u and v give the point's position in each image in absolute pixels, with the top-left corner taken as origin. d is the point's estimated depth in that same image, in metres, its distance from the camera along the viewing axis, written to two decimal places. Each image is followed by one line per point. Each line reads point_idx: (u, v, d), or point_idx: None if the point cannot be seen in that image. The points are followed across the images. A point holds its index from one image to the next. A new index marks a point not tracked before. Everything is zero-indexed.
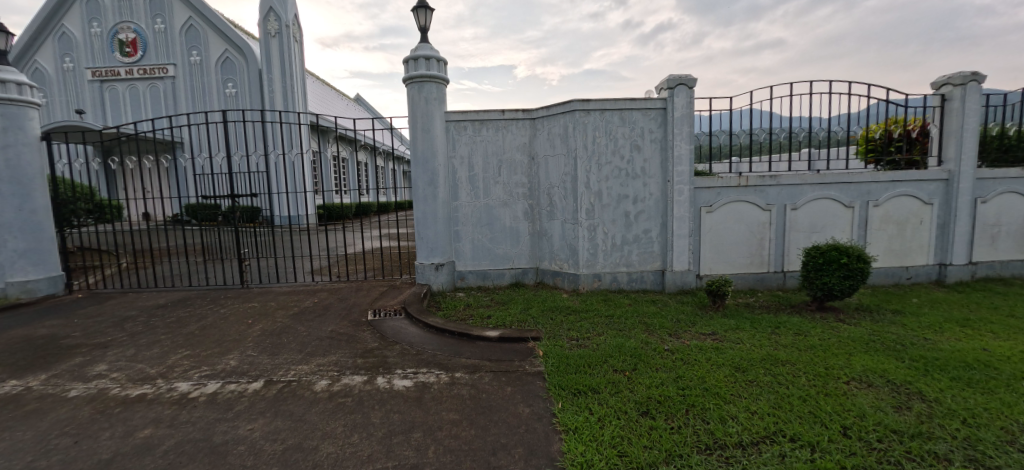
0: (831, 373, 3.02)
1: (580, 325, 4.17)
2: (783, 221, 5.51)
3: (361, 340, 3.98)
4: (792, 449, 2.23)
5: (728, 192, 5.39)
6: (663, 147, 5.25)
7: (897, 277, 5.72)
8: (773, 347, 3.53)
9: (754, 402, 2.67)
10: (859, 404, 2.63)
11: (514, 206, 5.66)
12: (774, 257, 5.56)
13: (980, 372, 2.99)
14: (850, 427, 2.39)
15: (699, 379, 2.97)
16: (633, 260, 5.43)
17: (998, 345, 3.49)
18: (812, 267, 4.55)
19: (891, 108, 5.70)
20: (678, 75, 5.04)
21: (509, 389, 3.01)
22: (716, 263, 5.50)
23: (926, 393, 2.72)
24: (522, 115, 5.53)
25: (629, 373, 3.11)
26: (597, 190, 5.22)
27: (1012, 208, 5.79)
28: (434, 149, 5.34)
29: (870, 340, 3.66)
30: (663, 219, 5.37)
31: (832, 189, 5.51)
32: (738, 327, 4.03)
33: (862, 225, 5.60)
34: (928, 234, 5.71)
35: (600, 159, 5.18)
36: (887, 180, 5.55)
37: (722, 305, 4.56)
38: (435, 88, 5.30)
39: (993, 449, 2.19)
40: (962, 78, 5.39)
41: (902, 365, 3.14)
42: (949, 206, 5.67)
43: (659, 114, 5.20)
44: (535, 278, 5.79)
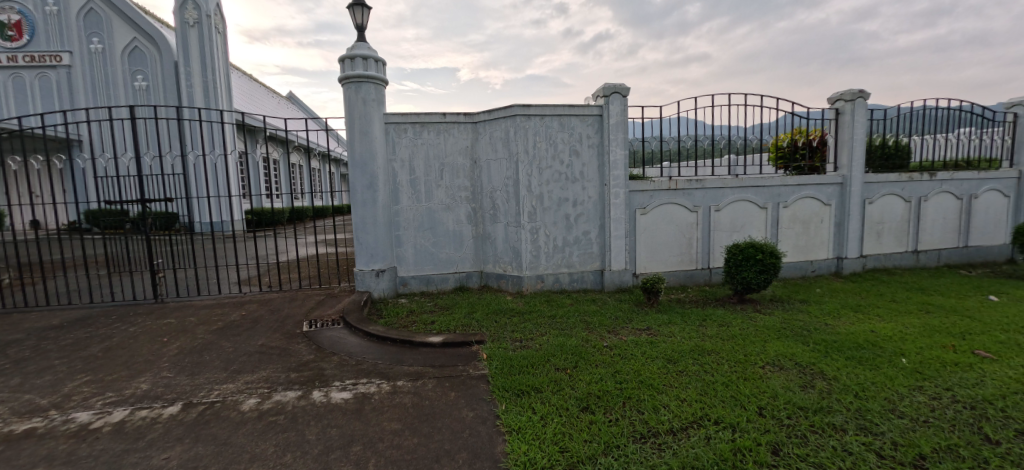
0: (750, 359, 3.31)
1: (523, 326, 4.24)
2: (709, 222, 5.95)
3: (295, 353, 3.78)
4: (716, 431, 2.42)
5: (659, 195, 5.73)
6: (600, 152, 5.48)
7: (803, 270, 6.37)
8: (701, 338, 3.81)
9: (683, 390, 2.86)
10: (773, 386, 2.90)
11: (456, 210, 5.64)
12: (700, 255, 5.99)
13: (869, 351, 3.42)
14: (765, 407, 2.64)
15: (635, 372, 3.14)
16: (575, 260, 5.60)
17: (883, 327, 4.00)
18: (733, 262, 4.96)
19: (796, 120, 6.36)
20: (613, 83, 5.29)
21: (452, 394, 2.99)
22: (650, 262, 5.82)
23: (826, 372, 3.06)
24: (464, 119, 5.53)
25: (570, 371, 3.21)
26: (539, 194, 5.35)
27: (892, 208, 6.67)
28: (373, 151, 5.19)
29: (782, 327, 4.06)
30: (602, 221, 5.59)
31: (749, 192, 6.04)
32: (670, 321, 4.30)
33: (774, 225, 6.19)
34: (828, 232, 6.43)
35: (541, 163, 5.31)
36: (793, 184, 6.19)
37: (656, 302, 4.83)
38: (373, 89, 5.16)
39: (878, 417, 2.51)
40: (852, 94, 6.13)
41: (807, 348, 3.51)
42: (844, 207, 6.41)
43: (596, 120, 5.43)
44: (480, 281, 5.81)
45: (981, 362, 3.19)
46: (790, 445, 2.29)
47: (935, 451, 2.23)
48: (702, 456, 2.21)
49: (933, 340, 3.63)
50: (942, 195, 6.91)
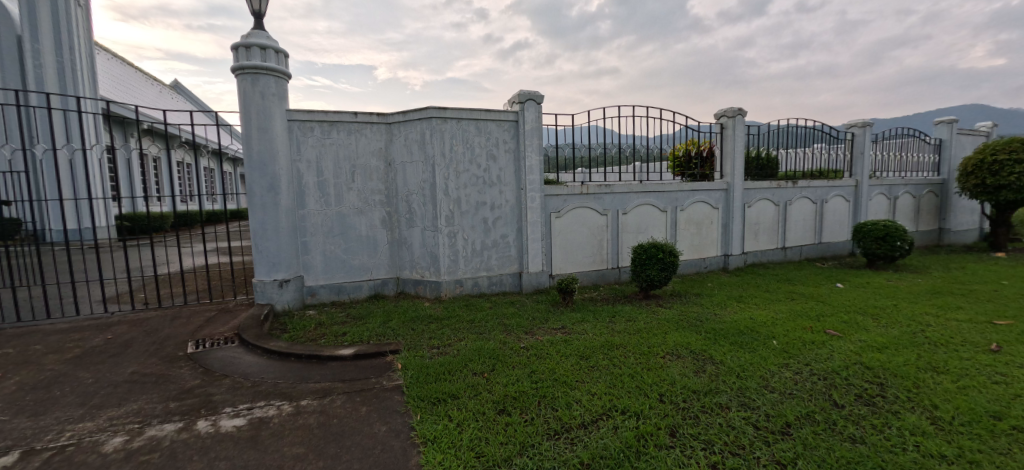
0: (653, 350, 3.58)
1: (441, 332, 4.16)
2: (617, 225, 6.35)
3: (177, 378, 3.33)
4: (622, 421, 2.57)
5: (572, 199, 5.99)
6: (516, 157, 5.58)
7: (697, 267, 7.06)
8: (610, 334, 4.04)
9: (594, 384, 3.00)
10: (672, 373, 3.16)
11: (370, 214, 5.38)
12: (610, 255, 6.36)
13: (749, 336, 3.88)
14: (664, 394, 2.86)
15: (550, 370, 3.23)
16: (493, 264, 5.64)
17: (760, 314, 4.56)
18: (638, 262, 5.34)
19: (688, 132, 7.08)
20: (528, 91, 5.44)
21: (364, 409, 2.84)
22: (564, 263, 6.05)
23: (715, 358, 3.41)
24: (377, 119, 5.30)
25: (487, 374, 3.21)
26: (456, 197, 5.31)
27: (766, 211, 7.67)
28: (274, 150, 4.77)
29: (680, 319, 4.46)
30: (519, 224, 5.70)
31: (651, 196, 6.55)
32: (583, 319, 4.51)
33: (673, 227, 6.78)
34: (717, 232, 7.20)
35: (457, 167, 5.28)
36: (688, 189, 6.84)
37: (570, 301, 5.03)
38: (273, 82, 4.74)
39: (756, 394, 2.85)
40: (733, 111, 6.94)
41: (700, 336, 3.89)
42: (729, 210, 7.23)
43: (512, 125, 5.52)
44: (396, 288, 5.60)
45: (832, 340, 3.78)
46: (685, 426, 2.50)
47: (798, 419, 2.58)
48: (610, 445, 2.33)
49: (797, 323, 4.22)
50: (802, 199, 8.10)
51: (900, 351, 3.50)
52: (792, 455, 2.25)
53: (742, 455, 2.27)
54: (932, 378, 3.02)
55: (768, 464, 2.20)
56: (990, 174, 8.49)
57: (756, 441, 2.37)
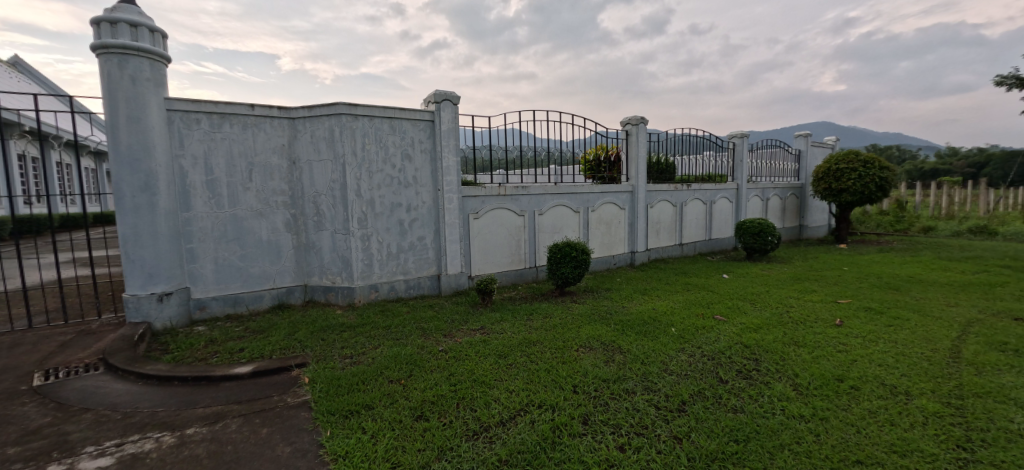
0: (567, 344, 3.73)
1: (354, 340, 3.94)
2: (533, 225, 6.52)
3: (19, 418, 2.76)
4: (539, 414, 2.64)
5: (490, 200, 6.03)
6: (432, 157, 5.47)
7: (607, 263, 7.51)
8: (527, 331, 4.13)
9: (512, 382, 3.05)
10: (584, 365, 3.32)
11: (271, 217, 4.93)
12: (527, 255, 6.51)
13: (652, 325, 4.21)
14: (577, 385, 3.00)
15: (469, 371, 3.22)
16: (410, 267, 5.47)
17: (662, 305, 4.97)
18: (554, 260, 5.53)
19: (598, 137, 7.50)
20: (444, 91, 5.37)
21: (264, 431, 2.59)
22: (483, 264, 6.07)
23: (623, 347, 3.65)
24: (277, 113, 4.87)
25: (404, 381, 3.11)
26: (369, 198, 5.07)
27: (665, 211, 8.40)
28: (149, 145, 4.17)
29: (592, 313, 4.71)
30: (436, 226, 5.59)
31: (565, 197, 6.83)
32: (502, 318, 4.56)
33: (585, 226, 7.14)
34: (624, 231, 7.73)
35: (370, 166, 5.04)
36: (598, 191, 7.25)
37: (490, 302, 5.06)
38: (147, 66, 4.14)
39: (658, 377, 3.11)
40: (636, 119, 7.49)
41: (610, 328, 4.13)
42: (635, 210, 7.80)
43: (428, 125, 5.41)
44: (303, 296, 5.19)
45: (720, 324, 4.24)
46: (596, 414, 2.64)
47: (692, 396, 2.85)
48: (526, 440, 2.38)
49: (692, 311, 4.68)
50: (695, 201, 9.01)
51: (772, 330, 4.04)
52: (687, 429, 2.48)
53: (645, 434, 2.45)
54: (796, 352, 3.52)
55: (667, 440, 2.40)
56: (834, 179, 10.15)
57: (657, 420, 2.58)
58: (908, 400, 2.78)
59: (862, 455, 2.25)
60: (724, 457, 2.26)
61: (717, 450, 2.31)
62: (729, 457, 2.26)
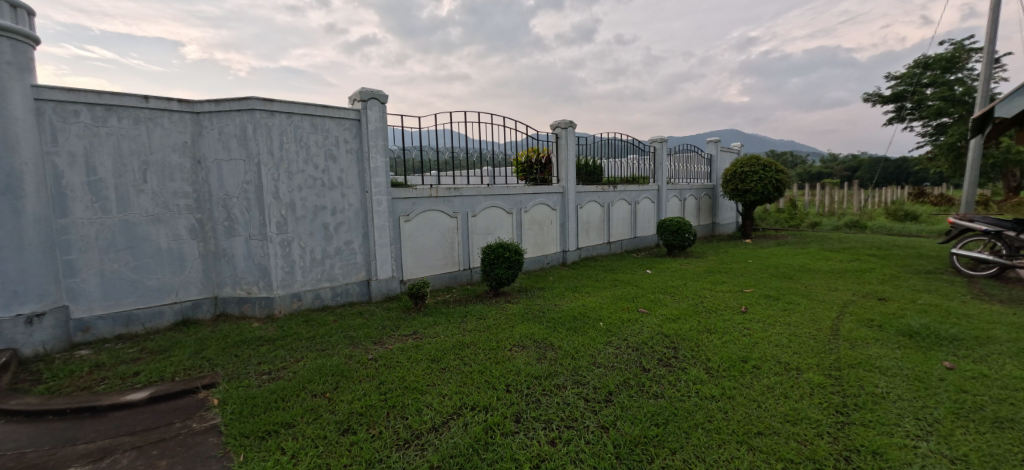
0: (501, 344, 3.75)
1: (273, 354, 3.66)
2: (467, 227, 6.46)
3: None
4: (471, 416, 2.62)
5: (422, 202, 5.87)
6: (359, 158, 5.23)
7: (541, 263, 7.67)
8: (461, 333, 4.10)
9: (445, 386, 3.00)
10: (517, 364, 3.36)
11: (172, 222, 4.43)
12: (462, 257, 6.43)
13: (582, 321, 4.37)
14: (510, 384, 3.03)
15: (400, 378, 3.12)
16: (337, 273, 5.17)
17: (591, 301, 5.17)
18: (487, 262, 5.54)
19: (529, 140, 7.65)
20: (371, 89, 5.16)
21: (164, 463, 2.32)
22: (416, 268, 5.89)
23: (554, 344, 3.75)
24: (178, 107, 4.39)
25: (330, 394, 2.94)
26: (289, 201, 4.74)
27: (594, 211, 8.77)
28: (11, 140, 3.57)
29: (525, 312, 4.77)
30: (365, 229, 5.35)
31: (498, 199, 6.87)
32: (436, 322, 4.48)
33: (518, 227, 7.23)
34: (556, 231, 7.94)
35: (289, 167, 4.72)
36: (530, 192, 7.38)
37: (423, 306, 4.94)
38: (6, 47, 3.53)
39: (587, 371, 3.23)
40: (565, 123, 7.74)
41: (542, 326, 4.22)
42: (565, 210, 8.05)
43: (354, 124, 5.17)
44: (213, 310, 4.72)
45: (644, 317, 4.50)
46: (528, 411, 2.68)
47: (618, 387, 3.00)
48: (459, 443, 2.35)
49: (619, 306, 4.92)
50: (621, 201, 9.51)
51: (689, 319, 4.36)
52: (613, 418, 2.60)
53: (575, 427, 2.54)
54: (710, 338, 3.82)
55: (595, 430, 2.50)
56: (740, 181, 11.22)
57: (586, 412, 2.68)
58: (799, 374, 3.14)
59: (763, 427, 2.50)
60: (646, 440, 2.40)
61: (640, 434, 2.44)
62: (650, 440, 2.41)
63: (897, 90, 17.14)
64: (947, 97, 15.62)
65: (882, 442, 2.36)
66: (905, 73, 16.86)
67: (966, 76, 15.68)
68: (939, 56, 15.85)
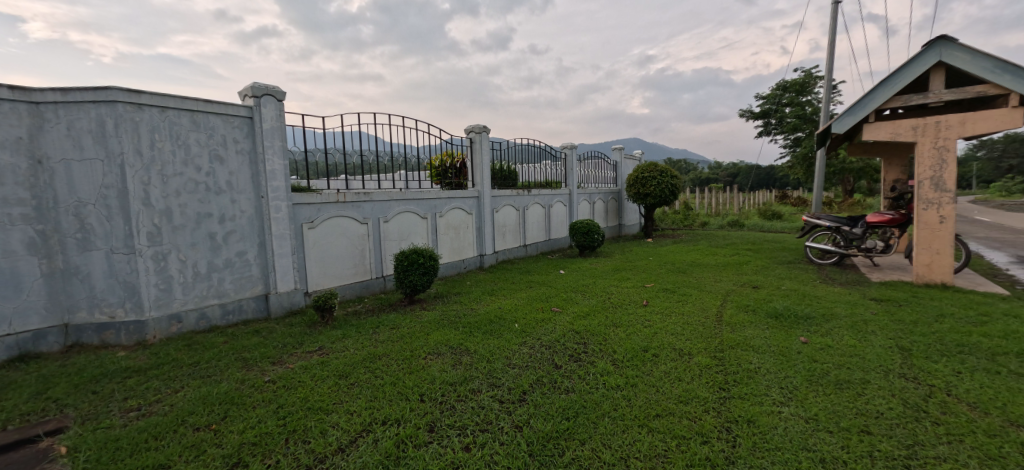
0: (415, 353, 3.64)
1: (146, 386, 3.17)
2: (378, 233, 6.17)
3: None
4: (382, 431, 2.51)
5: (328, 208, 5.48)
6: (252, 160, 4.75)
7: (457, 268, 7.59)
8: (372, 345, 3.90)
9: (353, 403, 2.83)
10: (432, 372, 3.28)
11: (2, 235, 3.65)
12: (374, 265, 6.12)
13: (498, 324, 4.41)
14: (424, 393, 2.95)
15: (302, 399, 2.89)
16: (227, 288, 4.63)
17: (507, 303, 5.23)
18: (401, 269, 5.34)
19: (443, 144, 7.56)
20: (265, 84, 4.73)
21: None
22: (322, 278, 5.46)
23: (470, 349, 3.73)
24: (10, 96, 3.64)
25: (218, 425, 2.62)
26: (164, 208, 4.15)
27: (509, 215, 8.91)
28: None
29: (441, 318, 4.69)
30: (261, 238, 4.86)
31: (412, 204, 6.67)
32: (344, 335, 4.20)
33: (433, 232, 7.09)
34: (472, 235, 7.93)
35: (163, 169, 4.14)
36: (445, 197, 7.29)
37: (330, 319, 4.60)
38: None
39: (502, 372, 3.26)
40: (479, 128, 7.76)
41: (458, 332, 4.18)
42: (481, 215, 8.08)
43: (245, 122, 4.69)
44: (64, 339, 3.96)
45: (557, 315, 4.68)
46: (442, 419, 2.64)
47: (531, 385, 3.06)
48: (368, 462, 2.23)
49: (534, 306, 5.05)
50: (535, 205, 9.78)
51: (597, 315, 4.62)
52: (526, 417, 2.65)
53: (489, 430, 2.54)
54: (616, 332, 4.08)
55: (509, 430, 2.53)
56: (641, 185, 12.17)
57: (501, 413, 2.70)
58: (691, 358, 3.47)
59: (660, 409, 2.72)
60: (557, 435, 2.49)
61: (552, 430, 2.52)
62: (561, 434, 2.49)
63: (764, 107, 19.87)
64: (801, 115, 18.52)
65: (755, 412, 2.70)
66: (770, 94, 19.53)
67: (814, 100, 18.65)
68: (794, 81, 18.65)
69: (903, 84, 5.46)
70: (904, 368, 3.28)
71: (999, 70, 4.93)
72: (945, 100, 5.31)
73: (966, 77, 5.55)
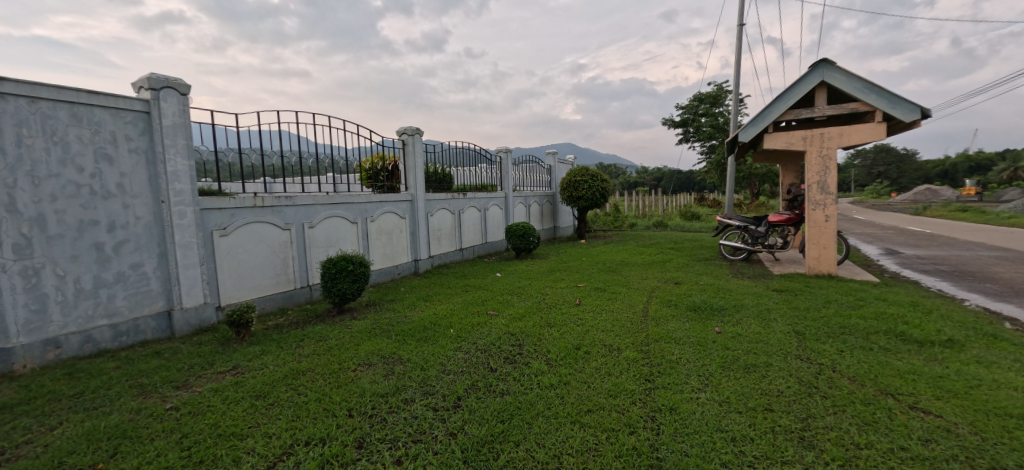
0: (343, 366, 3.46)
1: (14, 425, 2.70)
2: (302, 240, 5.78)
3: None
4: (306, 452, 2.35)
5: (243, 213, 5.04)
6: (149, 160, 4.25)
7: (391, 274, 7.33)
8: (295, 361, 3.64)
9: (272, 424, 2.62)
10: (362, 384, 3.13)
11: None
12: (298, 274, 5.72)
13: (433, 330, 4.31)
14: (353, 407, 2.81)
15: (211, 426, 2.62)
16: (119, 306, 4.08)
17: (442, 309, 5.13)
18: (328, 277, 5.05)
19: (373, 146, 7.28)
20: (165, 76, 4.26)
21: None
22: (238, 290, 5.01)
23: (402, 357, 3.61)
24: None
25: (107, 464, 2.31)
26: (35, 215, 3.59)
27: (444, 218, 8.79)
28: None
29: (373, 328, 4.49)
30: (161, 248, 4.35)
31: (339, 208, 6.34)
32: (264, 351, 3.88)
33: (364, 237, 6.79)
34: (406, 240, 7.70)
35: (34, 169, 3.57)
36: (376, 201, 7.02)
37: (247, 335, 4.23)
38: None
39: (436, 380, 3.19)
40: (412, 130, 7.59)
41: (391, 340, 4.04)
42: (415, 219, 7.89)
43: (140, 118, 4.19)
44: None
45: (492, 319, 4.67)
46: (373, 433, 2.53)
47: (466, 391, 3.03)
48: None
49: (470, 311, 5.01)
50: (471, 208, 9.74)
51: (532, 317, 4.68)
52: (461, 423, 2.61)
53: (422, 440, 2.47)
54: (550, 332, 4.16)
55: (443, 438, 2.48)
56: (574, 189, 12.57)
57: (435, 422, 2.64)
58: (620, 353, 3.63)
59: (591, 405, 2.81)
60: (492, 439, 2.48)
61: (486, 434, 2.51)
62: (496, 437, 2.49)
63: (683, 117, 21.41)
64: (715, 125, 20.20)
65: (676, 399, 2.88)
66: (688, 105, 21.11)
67: (725, 111, 20.46)
68: (709, 93, 20.32)
69: (792, 102, 6.16)
70: (800, 349, 3.68)
71: (867, 90, 5.73)
72: (827, 114, 6.05)
73: (843, 95, 6.38)
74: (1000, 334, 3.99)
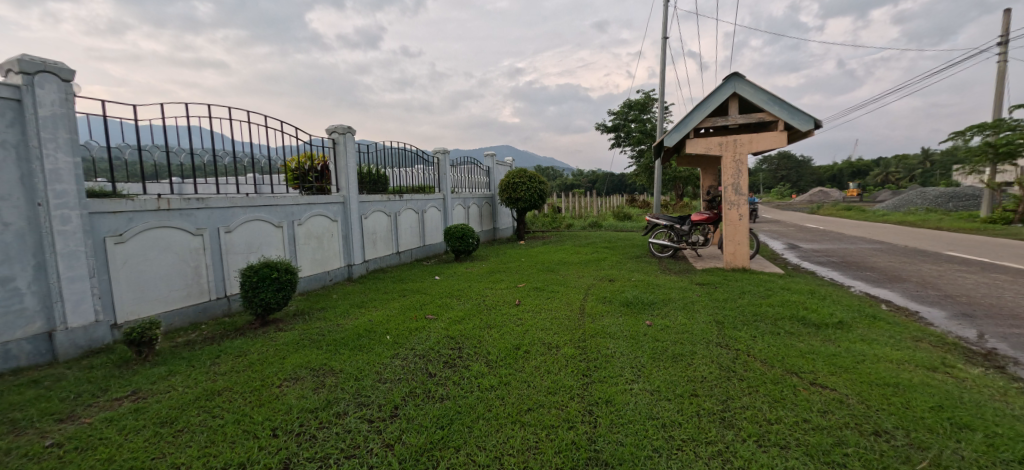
0: (266, 382, 3.18)
1: None
2: (218, 246, 5.28)
3: None
4: None
5: (143, 217, 4.49)
6: (21, 156, 3.66)
7: (322, 281, 6.91)
8: (210, 380, 3.30)
9: (180, 454, 2.36)
10: (288, 400, 2.90)
11: None
12: (213, 283, 5.21)
13: (368, 338, 4.12)
14: (278, 426, 2.60)
15: (105, 462, 2.30)
16: None
17: (377, 315, 4.91)
18: (248, 286, 4.64)
19: (301, 145, 6.85)
20: (41, 59, 3.68)
21: None
22: (139, 304, 4.45)
23: (333, 368, 3.41)
24: None
25: None
26: None
27: (379, 221, 8.45)
28: None
29: (301, 339, 4.20)
30: (38, 258, 3.75)
31: (261, 211, 5.87)
32: (173, 371, 3.49)
33: (290, 242, 6.34)
34: (338, 244, 7.31)
35: None
36: (303, 203, 6.60)
37: (151, 355, 3.77)
38: None
39: (370, 390, 3.03)
40: (343, 129, 7.25)
41: (321, 351, 3.79)
42: (347, 222, 7.51)
43: (8, 106, 3.59)
44: None
45: (430, 323, 4.56)
46: (300, 452, 2.36)
47: (403, 399, 2.91)
48: None
49: (407, 316, 4.83)
50: (408, 210, 9.46)
51: (470, 319, 4.62)
52: (398, 433, 2.51)
53: (356, 455, 2.34)
54: (489, 333, 4.14)
55: (379, 451, 2.36)
56: (513, 190, 12.65)
57: (370, 434, 2.51)
58: (558, 350, 3.69)
59: (531, 403, 2.82)
60: (432, 446, 2.40)
61: (425, 442, 2.42)
62: (435, 445, 2.41)
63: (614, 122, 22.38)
64: (644, 131, 21.35)
65: (611, 392, 2.97)
66: (618, 111, 22.10)
67: (652, 118, 21.70)
68: (638, 101, 21.43)
69: (710, 110, 6.64)
70: (720, 337, 3.97)
71: (771, 102, 6.33)
72: (739, 123, 6.60)
73: (751, 106, 7.01)
74: (878, 315, 4.59)
